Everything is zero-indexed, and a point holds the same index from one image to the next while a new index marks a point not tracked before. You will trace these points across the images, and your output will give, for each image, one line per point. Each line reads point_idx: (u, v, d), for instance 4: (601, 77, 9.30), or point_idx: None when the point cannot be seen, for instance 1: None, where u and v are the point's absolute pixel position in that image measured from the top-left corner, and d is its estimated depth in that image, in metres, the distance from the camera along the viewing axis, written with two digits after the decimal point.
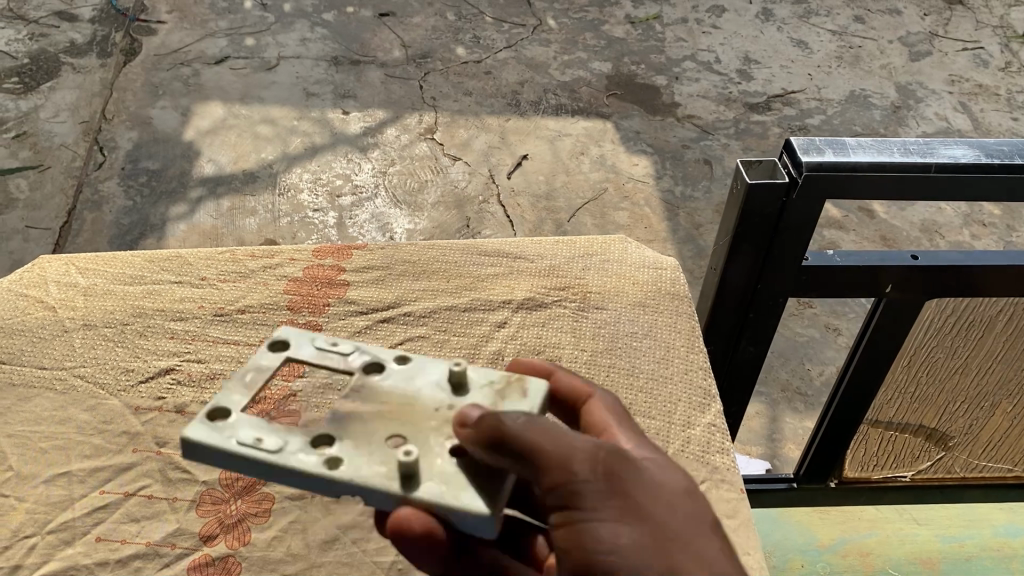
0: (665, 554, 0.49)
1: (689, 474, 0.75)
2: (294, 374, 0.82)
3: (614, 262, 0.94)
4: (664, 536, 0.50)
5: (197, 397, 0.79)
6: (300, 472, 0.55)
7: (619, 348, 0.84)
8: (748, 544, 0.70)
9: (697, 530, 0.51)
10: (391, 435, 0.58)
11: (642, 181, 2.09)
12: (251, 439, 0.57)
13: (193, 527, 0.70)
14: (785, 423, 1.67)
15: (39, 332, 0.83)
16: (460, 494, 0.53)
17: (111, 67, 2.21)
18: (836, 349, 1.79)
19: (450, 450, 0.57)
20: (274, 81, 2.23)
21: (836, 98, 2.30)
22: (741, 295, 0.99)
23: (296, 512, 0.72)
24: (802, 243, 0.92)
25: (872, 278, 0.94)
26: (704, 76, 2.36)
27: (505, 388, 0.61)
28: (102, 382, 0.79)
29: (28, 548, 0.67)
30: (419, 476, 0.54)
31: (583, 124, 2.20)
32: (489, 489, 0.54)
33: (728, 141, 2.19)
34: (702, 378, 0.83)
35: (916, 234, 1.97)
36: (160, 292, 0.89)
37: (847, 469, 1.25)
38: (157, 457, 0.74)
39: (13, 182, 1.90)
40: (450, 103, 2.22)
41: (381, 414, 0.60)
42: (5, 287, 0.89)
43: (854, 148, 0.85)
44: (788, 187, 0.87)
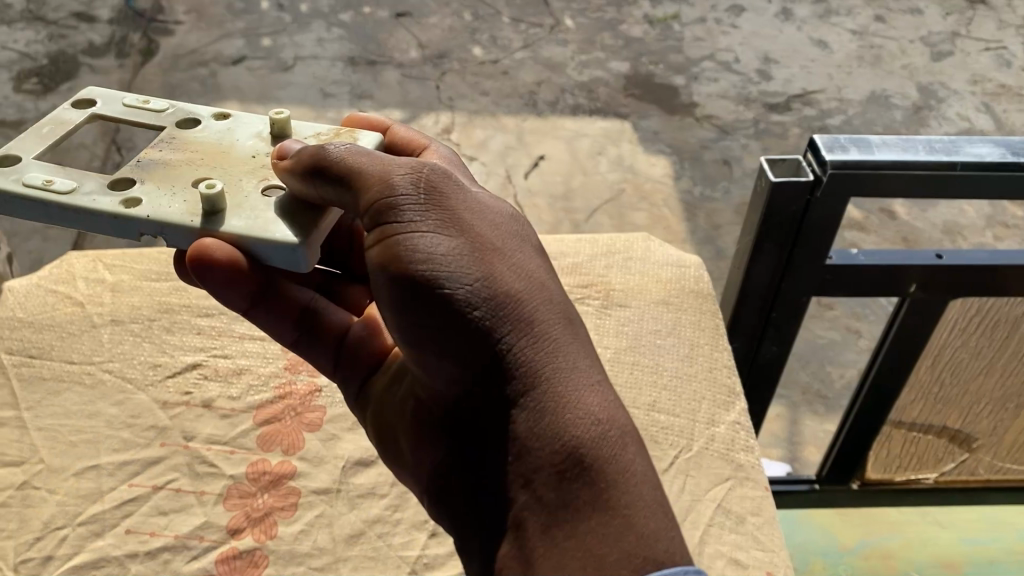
0: (483, 258, 0.57)
1: (714, 472, 0.75)
2: None
3: (638, 259, 0.94)
4: (483, 248, 0.57)
5: (223, 392, 0.80)
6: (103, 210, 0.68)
7: (643, 346, 0.84)
8: (773, 541, 0.71)
9: (516, 248, 0.59)
10: (193, 175, 0.72)
11: (660, 181, 2.09)
12: (61, 186, 0.70)
13: (220, 521, 0.70)
14: (806, 425, 1.67)
15: (67, 327, 0.84)
16: (268, 229, 0.66)
17: (130, 69, 2.18)
18: (858, 352, 1.78)
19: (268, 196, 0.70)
20: (292, 82, 2.23)
21: (856, 98, 2.29)
22: (764, 294, 1.00)
23: (321, 506, 0.72)
24: (826, 242, 0.92)
25: (896, 277, 0.93)
26: (723, 76, 2.35)
27: (326, 140, 0.77)
28: (131, 376, 0.80)
29: (60, 540, 0.68)
30: (224, 210, 0.68)
31: (600, 125, 2.20)
32: (298, 223, 0.67)
33: (747, 141, 2.18)
34: (726, 376, 0.83)
35: (938, 236, 1.96)
36: (187, 288, 0.89)
37: (869, 471, 1.26)
38: (185, 451, 0.75)
39: None
40: (467, 102, 2.23)
41: (192, 161, 0.75)
42: (32, 282, 0.88)
43: (878, 146, 0.84)
44: (812, 185, 0.87)
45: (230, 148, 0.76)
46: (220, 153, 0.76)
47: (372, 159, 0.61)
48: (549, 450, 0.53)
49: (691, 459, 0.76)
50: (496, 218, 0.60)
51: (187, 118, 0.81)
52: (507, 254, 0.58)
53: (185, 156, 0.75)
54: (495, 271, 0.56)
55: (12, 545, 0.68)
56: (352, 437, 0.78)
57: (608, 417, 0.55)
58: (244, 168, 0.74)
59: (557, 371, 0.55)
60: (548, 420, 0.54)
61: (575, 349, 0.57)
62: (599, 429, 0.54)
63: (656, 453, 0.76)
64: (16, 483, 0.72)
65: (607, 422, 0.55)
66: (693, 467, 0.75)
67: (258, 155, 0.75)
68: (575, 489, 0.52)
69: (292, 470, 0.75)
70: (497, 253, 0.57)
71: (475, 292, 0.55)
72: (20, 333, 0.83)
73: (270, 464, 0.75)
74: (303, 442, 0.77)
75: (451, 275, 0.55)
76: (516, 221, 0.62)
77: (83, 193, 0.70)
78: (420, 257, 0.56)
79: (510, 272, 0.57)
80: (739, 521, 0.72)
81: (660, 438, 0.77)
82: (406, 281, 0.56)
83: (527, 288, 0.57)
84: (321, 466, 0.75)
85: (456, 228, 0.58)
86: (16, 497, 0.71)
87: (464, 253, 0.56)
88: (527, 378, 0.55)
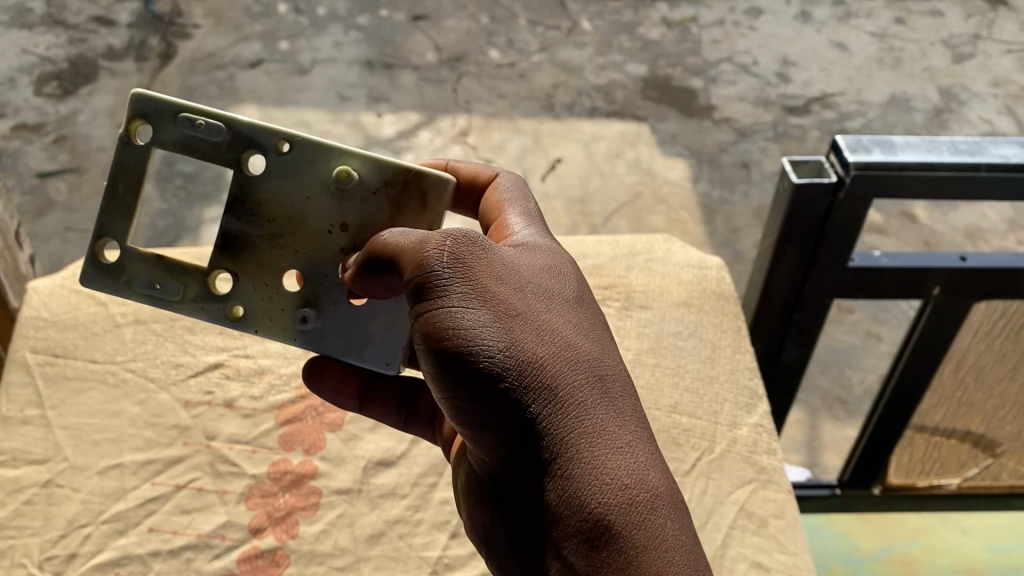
0: (505, 325, 0.55)
1: (736, 474, 0.74)
2: None
3: (659, 261, 0.93)
4: (504, 316, 0.55)
5: (245, 392, 0.80)
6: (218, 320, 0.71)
7: (664, 348, 0.84)
8: (796, 544, 0.70)
9: (542, 314, 0.57)
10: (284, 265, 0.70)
11: (678, 184, 2.09)
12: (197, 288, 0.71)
13: (242, 520, 0.71)
14: (825, 431, 1.66)
15: (90, 327, 0.84)
16: None
17: (148, 72, 2.18)
18: (878, 357, 1.76)
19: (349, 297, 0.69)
20: (308, 85, 2.25)
21: (876, 101, 2.27)
22: (786, 296, 0.99)
23: (343, 506, 0.73)
24: (849, 245, 0.91)
25: (919, 280, 0.93)
26: (741, 78, 2.34)
27: (396, 196, 0.69)
28: (153, 375, 0.80)
29: (84, 538, 0.69)
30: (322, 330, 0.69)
31: (618, 128, 2.20)
32: None
33: (766, 144, 2.18)
34: (748, 379, 0.82)
35: (959, 240, 1.94)
36: None
37: (891, 476, 1.25)
38: (206, 450, 0.75)
39: (52, 187, 1.93)
40: (484, 106, 2.23)
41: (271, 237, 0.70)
42: (58, 281, 0.88)
43: (902, 147, 0.84)
44: (834, 187, 0.86)
45: (303, 208, 0.69)
46: (295, 219, 0.70)
47: (403, 238, 0.59)
48: (577, 518, 0.51)
49: (713, 462, 0.75)
50: (521, 281, 0.58)
51: (246, 148, 0.68)
52: (533, 320, 0.56)
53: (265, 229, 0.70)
54: (520, 341, 0.54)
55: (36, 542, 0.68)
56: (373, 437, 0.78)
57: (638, 480, 0.52)
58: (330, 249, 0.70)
59: (587, 437, 0.53)
60: (575, 489, 0.51)
61: (605, 410, 0.54)
62: (629, 492, 0.51)
63: (677, 455, 0.75)
64: (40, 481, 0.72)
65: (636, 486, 0.52)
66: (714, 469, 0.75)
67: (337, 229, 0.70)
68: (606, 558, 0.50)
69: (314, 469, 0.75)
70: (522, 322, 0.55)
71: (501, 367, 0.53)
72: (44, 332, 0.83)
73: (291, 464, 0.75)
74: (325, 442, 0.77)
75: (480, 351, 0.53)
76: (541, 281, 0.60)
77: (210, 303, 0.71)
78: (442, 334, 0.54)
79: (536, 340, 0.55)
80: (761, 524, 0.71)
81: (682, 440, 0.76)
82: (440, 362, 0.54)
83: (553, 355, 0.55)
84: (342, 466, 0.75)
85: (480, 298, 0.55)
86: (40, 495, 0.71)
87: (488, 325, 0.54)
88: (556, 448, 0.53)
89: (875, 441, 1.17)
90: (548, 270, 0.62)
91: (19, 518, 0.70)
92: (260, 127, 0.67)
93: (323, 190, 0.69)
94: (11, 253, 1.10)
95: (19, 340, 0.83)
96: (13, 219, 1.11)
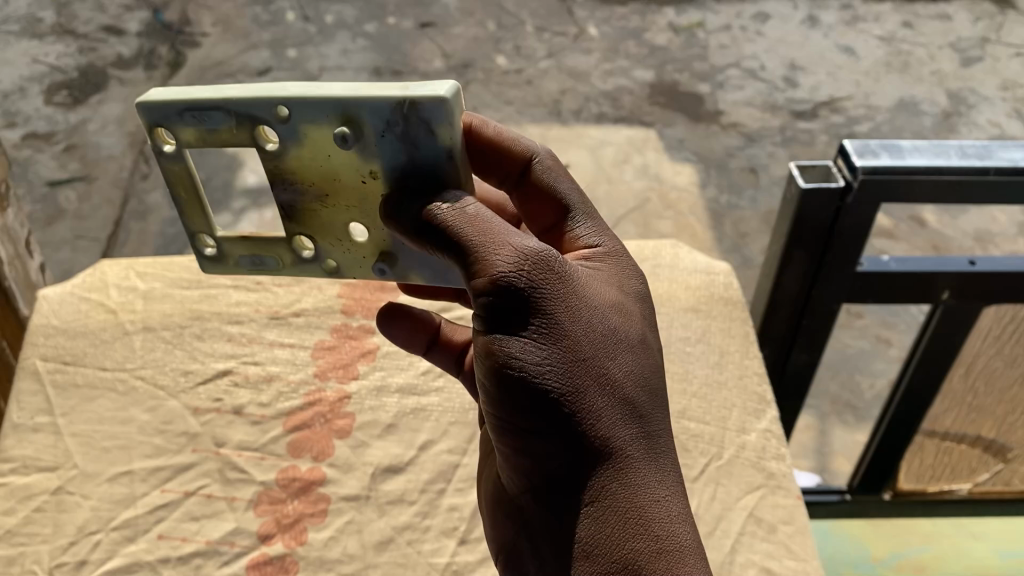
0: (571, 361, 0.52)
1: (745, 480, 0.74)
2: (348, 376, 0.83)
3: (666, 268, 0.93)
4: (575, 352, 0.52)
5: (254, 398, 0.80)
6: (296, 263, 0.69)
7: (672, 354, 0.84)
8: (805, 550, 0.70)
9: (614, 352, 0.54)
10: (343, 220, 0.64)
11: (686, 189, 2.08)
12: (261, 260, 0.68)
13: (251, 527, 0.71)
14: (834, 435, 1.66)
15: (99, 335, 0.84)
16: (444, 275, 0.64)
17: (158, 80, 2.22)
18: (887, 361, 1.76)
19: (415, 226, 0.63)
20: None
21: (884, 105, 2.27)
22: (793, 302, 0.99)
23: (351, 513, 0.73)
24: (857, 250, 0.91)
25: (928, 284, 0.92)
26: (749, 84, 2.34)
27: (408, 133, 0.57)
28: (162, 382, 0.81)
29: (93, 545, 0.69)
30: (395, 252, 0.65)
31: (626, 133, 2.20)
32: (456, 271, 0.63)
33: (773, 149, 2.18)
34: (757, 384, 0.82)
35: (968, 244, 1.94)
36: (217, 296, 0.89)
37: (901, 481, 1.25)
38: (215, 457, 0.75)
39: (63, 196, 1.95)
40: (491, 112, 2.23)
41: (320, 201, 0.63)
42: (67, 289, 0.89)
43: (910, 151, 0.83)
44: (843, 191, 0.86)
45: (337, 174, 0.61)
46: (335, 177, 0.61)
47: (470, 227, 0.53)
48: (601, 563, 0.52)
49: (721, 468, 0.75)
50: (605, 316, 0.55)
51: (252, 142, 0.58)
52: (602, 361, 0.53)
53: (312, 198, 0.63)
54: (580, 383, 0.52)
55: (47, 549, 0.68)
56: (381, 444, 0.78)
57: (668, 536, 0.52)
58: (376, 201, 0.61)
59: (625, 486, 0.53)
60: (608, 533, 0.52)
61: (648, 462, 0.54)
62: (656, 546, 0.52)
63: (686, 461, 0.75)
64: (50, 488, 0.72)
65: (667, 538, 0.52)
66: (723, 475, 0.74)
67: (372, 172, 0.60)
68: None
69: (322, 476, 0.75)
70: (591, 363, 0.52)
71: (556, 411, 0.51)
72: (54, 340, 0.84)
73: (299, 470, 0.75)
74: (333, 449, 0.77)
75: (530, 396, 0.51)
76: (617, 313, 0.56)
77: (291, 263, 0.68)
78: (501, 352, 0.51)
79: (597, 385, 0.53)
80: (770, 530, 0.71)
81: (690, 445, 0.76)
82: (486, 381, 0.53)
83: (612, 402, 0.53)
84: (350, 472, 0.75)
85: (559, 340, 0.51)
86: (51, 502, 0.71)
87: (557, 368, 0.51)
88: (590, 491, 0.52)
89: (886, 446, 1.17)
90: (617, 289, 0.59)
91: (29, 525, 0.70)
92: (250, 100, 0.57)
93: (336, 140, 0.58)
94: (22, 261, 1.11)
95: (29, 348, 0.83)
96: (23, 227, 1.11)
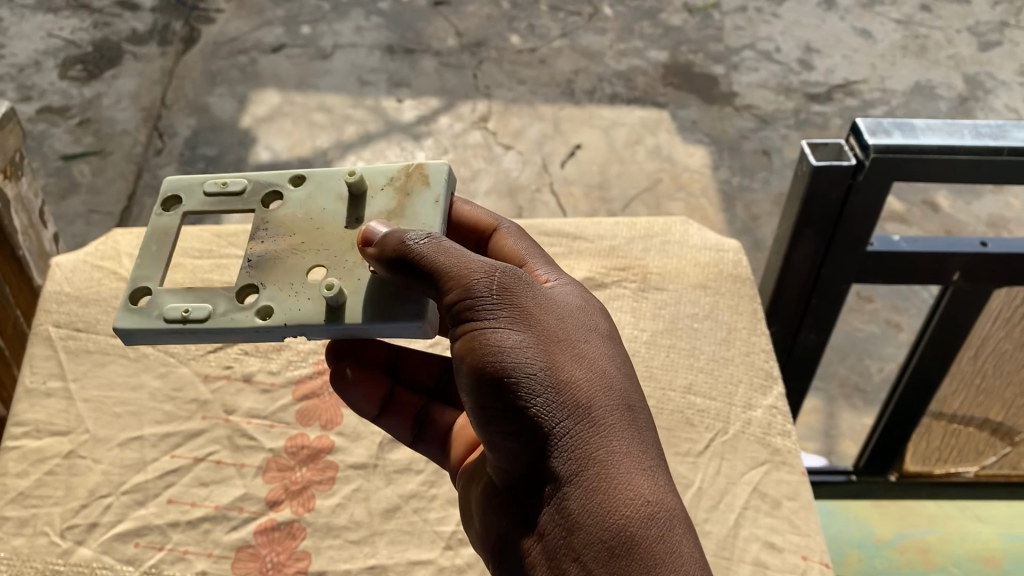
0: (546, 349, 0.55)
1: (749, 455, 0.74)
2: None
3: (676, 243, 0.92)
4: (550, 341, 0.56)
5: (263, 367, 0.81)
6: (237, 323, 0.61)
7: (680, 330, 0.83)
8: (809, 526, 0.70)
9: (583, 343, 0.57)
10: (309, 263, 0.64)
11: (698, 171, 2.07)
12: (190, 308, 0.62)
13: (259, 493, 0.72)
14: (842, 418, 1.66)
15: (111, 302, 0.84)
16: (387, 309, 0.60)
17: (172, 56, 2.23)
18: (897, 345, 1.76)
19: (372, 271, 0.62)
20: (329, 70, 2.26)
21: (900, 89, 2.25)
22: (803, 281, 0.99)
23: (358, 481, 0.73)
24: (868, 229, 0.91)
25: (939, 265, 0.92)
26: (764, 65, 2.33)
27: (401, 185, 0.67)
28: (174, 350, 0.81)
29: (105, 508, 0.69)
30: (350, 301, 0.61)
31: (638, 114, 2.19)
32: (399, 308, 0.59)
33: (787, 132, 2.16)
34: (764, 360, 0.82)
35: (982, 229, 1.92)
36: (228, 266, 0.89)
37: (908, 464, 1.27)
38: (225, 425, 0.76)
39: (77, 169, 1.97)
40: (504, 90, 2.22)
41: (295, 244, 0.65)
42: (79, 257, 0.89)
43: (922, 130, 0.83)
44: (854, 169, 0.86)
45: (321, 217, 0.66)
46: (316, 228, 0.66)
47: (446, 248, 0.57)
48: (597, 533, 0.52)
49: (726, 443, 0.75)
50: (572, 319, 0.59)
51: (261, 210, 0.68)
52: (574, 348, 0.57)
53: (287, 242, 0.65)
54: (557, 365, 0.55)
55: (59, 512, 0.69)
56: None
57: (659, 501, 0.53)
58: (345, 245, 0.64)
59: (611, 454, 0.53)
60: (600, 501, 0.52)
61: (632, 433, 0.55)
62: (646, 509, 0.52)
63: (691, 436, 0.75)
64: (62, 452, 0.73)
65: (658, 503, 0.53)
66: (728, 450, 0.75)
67: (354, 225, 0.65)
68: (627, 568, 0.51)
69: (331, 444, 0.76)
70: (564, 346, 0.56)
71: (537, 388, 0.54)
72: (66, 307, 0.84)
73: (308, 439, 0.76)
74: (341, 418, 0.78)
75: (511, 376, 0.53)
76: (583, 316, 0.60)
77: (220, 313, 0.62)
78: (481, 350, 0.54)
79: (572, 366, 0.55)
80: (774, 505, 0.71)
81: (695, 421, 0.76)
82: (469, 378, 0.55)
83: (591, 378, 0.56)
84: (358, 441, 0.76)
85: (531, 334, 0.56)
86: (63, 466, 0.72)
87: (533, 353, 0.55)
88: (578, 461, 0.53)
89: (893, 428, 1.17)
90: (584, 301, 0.63)
91: (42, 487, 0.71)
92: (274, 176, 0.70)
93: (335, 200, 0.67)
94: (35, 231, 1.11)
95: (42, 314, 0.83)
96: (37, 197, 1.12)
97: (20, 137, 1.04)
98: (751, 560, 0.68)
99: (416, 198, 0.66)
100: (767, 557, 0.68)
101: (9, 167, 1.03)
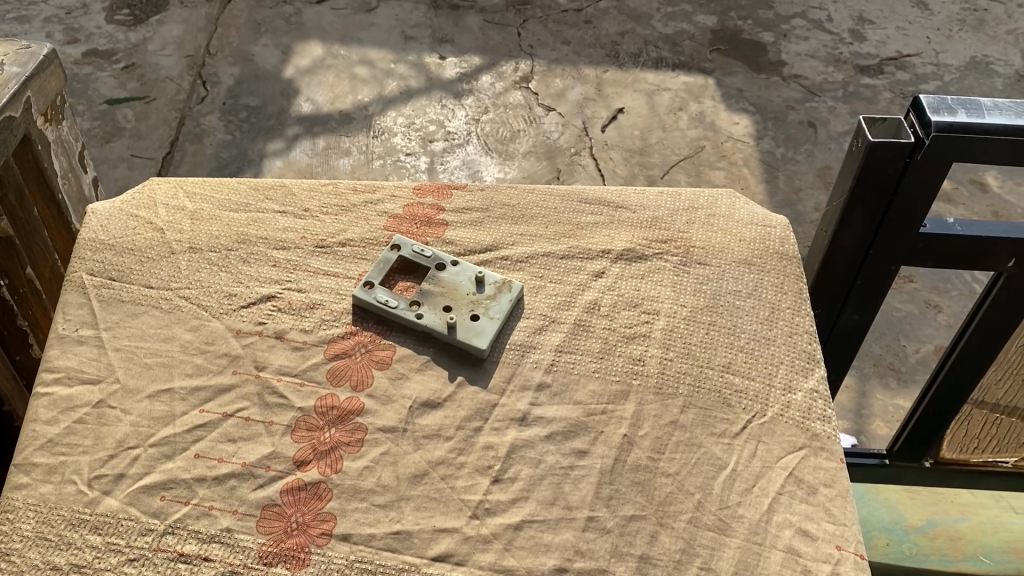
0: None
1: (787, 439, 0.72)
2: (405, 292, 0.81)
3: (721, 217, 0.90)
4: None
5: (296, 325, 0.78)
6: (414, 320, 0.77)
7: (721, 307, 0.81)
8: (845, 515, 0.68)
9: None
10: (445, 305, 0.78)
11: (742, 139, 2.01)
12: (390, 301, 0.78)
13: (287, 452, 0.69)
14: (875, 398, 1.62)
15: (146, 252, 0.83)
16: (483, 332, 0.76)
17: (217, 5, 2.30)
18: (936, 327, 1.72)
19: (481, 315, 0.77)
20: (374, 23, 2.27)
21: (955, 63, 2.20)
22: (850, 261, 0.95)
23: (387, 444, 0.70)
24: (924, 210, 0.87)
25: (992, 250, 0.89)
26: (814, 35, 2.29)
27: (496, 291, 0.80)
28: (206, 304, 0.79)
29: (131, 460, 0.68)
30: (469, 324, 0.77)
31: (683, 79, 2.15)
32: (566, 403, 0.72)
33: (835, 103, 2.10)
34: (807, 342, 0.79)
35: None
36: (265, 220, 0.88)
37: (944, 450, 1.23)
38: (255, 381, 0.73)
39: (120, 113, 1.98)
40: (548, 51, 2.21)
41: (438, 295, 0.79)
42: (117, 206, 0.88)
43: (989, 108, 0.79)
44: (912, 147, 0.82)
45: (459, 288, 0.80)
46: (450, 292, 0.79)
47: None
48: None
49: (765, 425, 0.72)
50: None
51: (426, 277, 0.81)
52: None
53: (439, 290, 0.79)
54: None
55: (87, 461, 0.68)
56: (420, 378, 0.74)
57: None
58: (469, 303, 0.78)
59: None
60: None
61: None
62: None
63: (727, 416, 0.73)
64: (92, 401, 0.72)
65: None
66: (765, 433, 0.72)
67: (478, 296, 0.79)
68: None
69: (361, 406, 0.72)
70: None
71: None
72: (100, 255, 0.83)
73: (338, 399, 0.73)
74: (372, 379, 0.74)
75: None
76: None
77: (406, 308, 0.78)
78: None
79: None
80: (810, 492, 0.69)
81: (733, 401, 0.74)
82: None
83: None
84: (388, 404, 0.72)
85: None
86: (92, 415, 0.71)
87: None
88: None
89: (932, 414, 1.14)
90: None
91: (71, 436, 0.70)
92: (430, 267, 0.82)
93: (466, 289, 0.80)
94: (75, 175, 1.11)
95: (77, 262, 0.83)
96: (78, 141, 1.11)
97: (61, 81, 1.03)
98: (783, 547, 0.65)
99: (500, 299, 0.79)
100: (800, 545, 0.66)
101: (50, 110, 1.02)
